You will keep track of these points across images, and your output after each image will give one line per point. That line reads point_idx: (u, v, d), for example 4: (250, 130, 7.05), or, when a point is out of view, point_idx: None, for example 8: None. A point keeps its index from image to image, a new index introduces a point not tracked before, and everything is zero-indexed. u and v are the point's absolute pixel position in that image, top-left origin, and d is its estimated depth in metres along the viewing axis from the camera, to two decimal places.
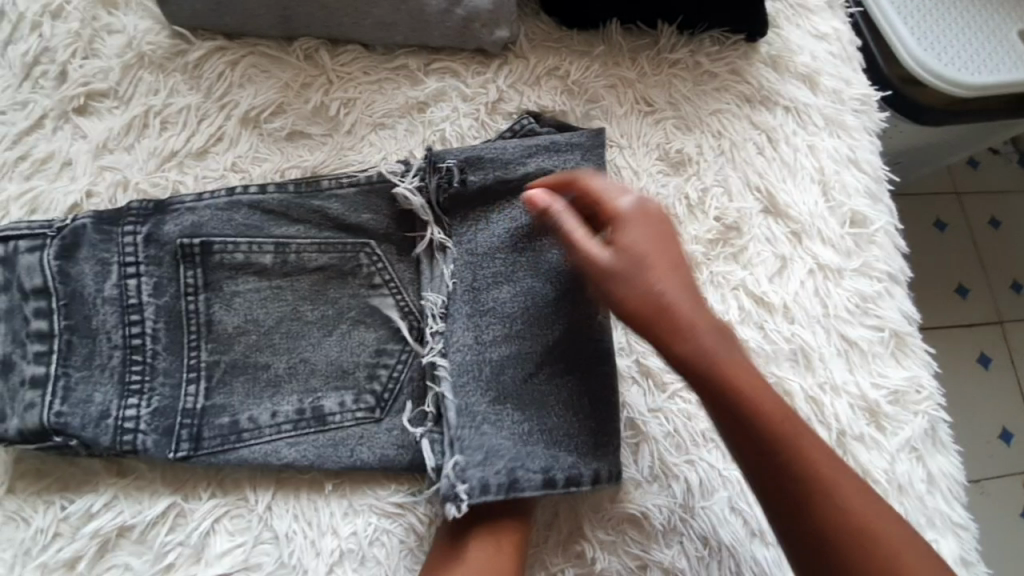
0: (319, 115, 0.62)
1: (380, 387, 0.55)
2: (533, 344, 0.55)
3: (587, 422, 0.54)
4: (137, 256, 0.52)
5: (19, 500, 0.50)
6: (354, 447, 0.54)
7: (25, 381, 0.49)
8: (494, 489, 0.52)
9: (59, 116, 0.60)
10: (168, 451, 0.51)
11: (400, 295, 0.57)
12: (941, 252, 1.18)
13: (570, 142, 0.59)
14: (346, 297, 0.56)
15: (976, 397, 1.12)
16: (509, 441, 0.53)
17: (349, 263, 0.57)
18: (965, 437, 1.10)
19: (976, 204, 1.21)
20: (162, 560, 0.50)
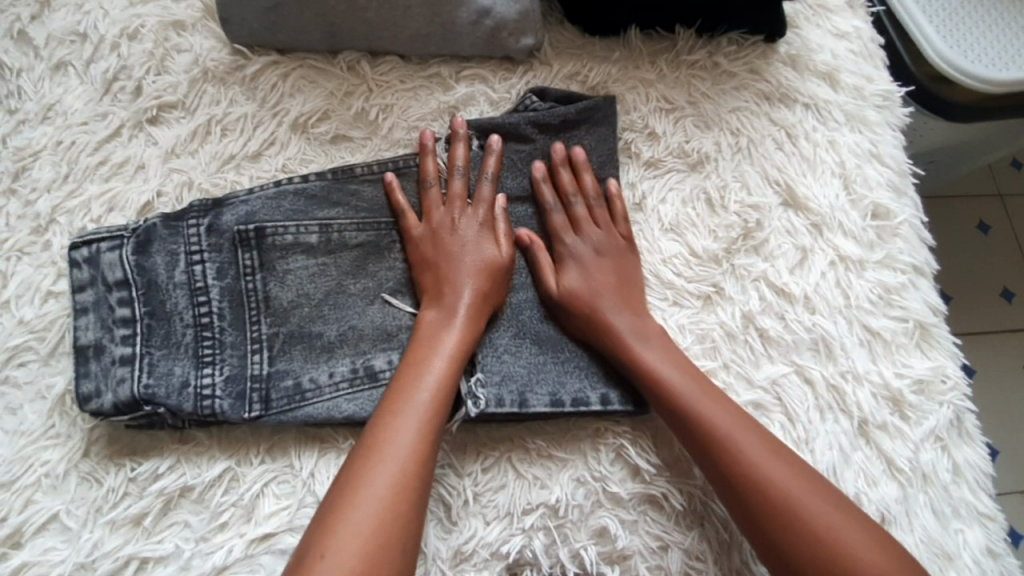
0: (360, 120, 0.68)
1: None
2: (546, 289, 0.65)
3: (596, 355, 0.63)
4: (201, 245, 0.58)
5: (93, 462, 0.57)
6: None
7: (115, 360, 0.56)
8: (508, 404, 0.59)
9: (135, 125, 0.68)
10: (243, 412, 0.56)
11: None
12: (982, 253, 1.15)
13: (580, 114, 0.67)
14: (384, 269, 0.62)
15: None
16: (526, 367, 0.61)
17: (384, 239, 0.62)
18: (1011, 445, 1.07)
19: (1018, 204, 1.18)
20: (217, 518, 0.55)
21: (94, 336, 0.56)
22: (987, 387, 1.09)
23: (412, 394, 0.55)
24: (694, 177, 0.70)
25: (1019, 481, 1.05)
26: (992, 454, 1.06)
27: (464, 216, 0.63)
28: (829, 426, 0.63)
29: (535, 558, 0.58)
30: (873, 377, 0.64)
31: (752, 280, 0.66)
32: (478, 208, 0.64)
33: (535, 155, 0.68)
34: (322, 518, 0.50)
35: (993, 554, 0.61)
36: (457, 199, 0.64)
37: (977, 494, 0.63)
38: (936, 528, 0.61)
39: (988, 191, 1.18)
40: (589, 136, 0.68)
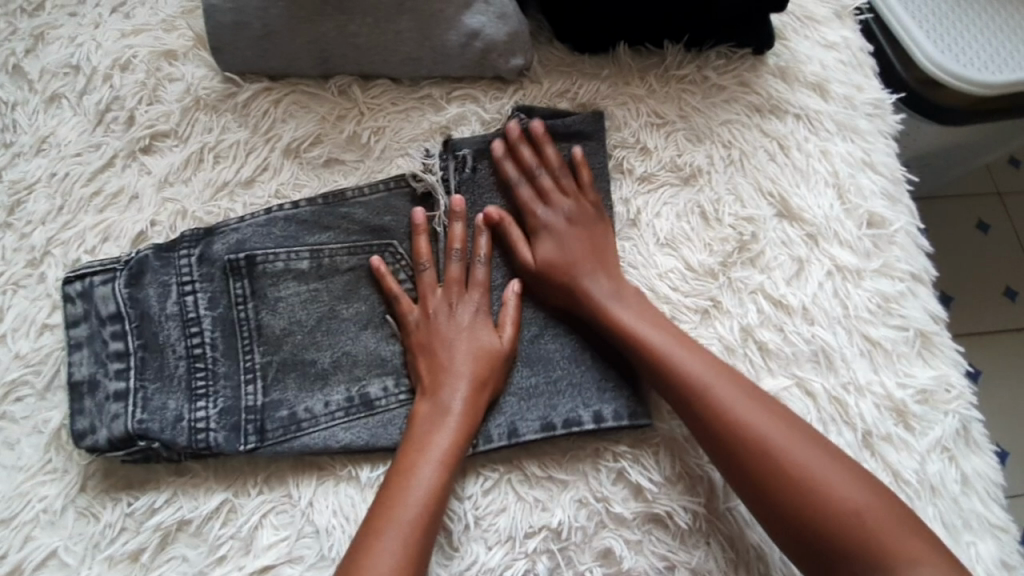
0: (353, 143, 0.68)
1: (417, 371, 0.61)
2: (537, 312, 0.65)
3: (588, 371, 0.63)
4: (193, 275, 0.58)
5: (90, 497, 0.56)
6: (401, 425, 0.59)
7: (109, 396, 0.55)
8: (498, 438, 0.60)
9: (128, 155, 0.68)
10: (239, 444, 0.55)
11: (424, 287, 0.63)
12: (984, 255, 1.14)
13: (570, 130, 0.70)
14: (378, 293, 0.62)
15: None
16: (515, 396, 0.62)
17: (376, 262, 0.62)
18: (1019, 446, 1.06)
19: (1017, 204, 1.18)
20: (216, 552, 0.54)
21: (88, 371, 0.56)
22: (995, 389, 1.08)
23: (418, 470, 0.54)
24: (688, 191, 0.69)
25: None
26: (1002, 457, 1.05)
27: (461, 300, 0.62)
28: (834, 438, 0.62)
29: None
30: (876, 388, 0.63)
31: (750, 293, 0.66)
32: (566, 186, 0.68)
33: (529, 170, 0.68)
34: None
35: (1007, 566, 0.60)
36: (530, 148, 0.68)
37: (986, 503, 0.62)
38: (946, 541, 0.60)
39: (985, 191, 1.18)
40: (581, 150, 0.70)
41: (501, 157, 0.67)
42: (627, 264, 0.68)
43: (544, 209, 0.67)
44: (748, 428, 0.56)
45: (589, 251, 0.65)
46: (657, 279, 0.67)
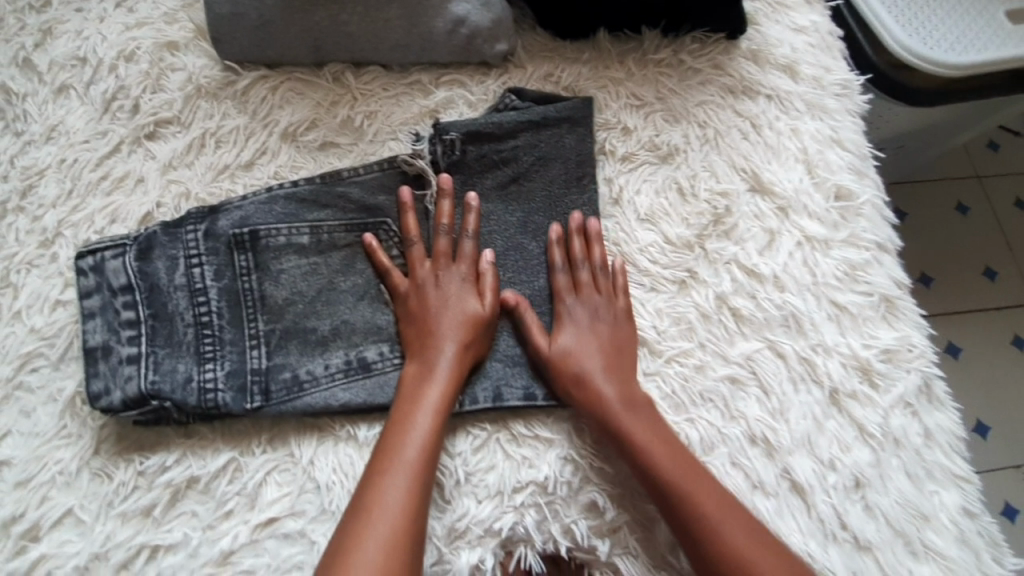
0: (346, 127, 0.71)
1: None
2: (524, 288, 0.69)
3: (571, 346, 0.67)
4: (199, 250, 0.62)
5: (104, 459, 0.60)
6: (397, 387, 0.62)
7: (124, 359, 0.58)
8: (484, 400, 0.64)
9: (134, 141, 0.72)
10: (245, 403, 0.59)
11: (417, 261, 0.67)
12: (964, 236, 1.18)
13: (559, 114, 0.71)
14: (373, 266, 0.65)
15: (1009, 379, 1.11)
16: (502, 364, 0.66)
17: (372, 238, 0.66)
18: (997, 418, 1.10)
19: (999, 186, 1.21)
20: (223, 507, 0.58)
21: (102, 338, 0.59)
22: (975, 363, 1.12)
23: (412, 421, 0.58)
24: (665, 169, 0.73)
25: (1005, 452, 1.08)
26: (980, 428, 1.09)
27: (448, 270, 0.65)
28: (803, 396, 0.66)
29: (527, 534, 0.62)
30: (842, 349, 0.67)
31: (724, 263, 0.70)
32: (602, 285, 0.68)
33: (518, 153, 0.70)
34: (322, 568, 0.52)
35: (967, 513, 0.65)
36: (581, 245, 0.69)
37: (949, 456, 0.66)
38: (911, 491, 0.64)
39: (965, 174, 1.22)
40: (569, 133, 0.71)
41: (554, 242, 0.69)
42: (611, 241, 0.71)
43: (573, 298, 0.68)
44: (677, 489, 0.59)
45: (605, 348, 0.65)
46: (637, 253, 0.71)
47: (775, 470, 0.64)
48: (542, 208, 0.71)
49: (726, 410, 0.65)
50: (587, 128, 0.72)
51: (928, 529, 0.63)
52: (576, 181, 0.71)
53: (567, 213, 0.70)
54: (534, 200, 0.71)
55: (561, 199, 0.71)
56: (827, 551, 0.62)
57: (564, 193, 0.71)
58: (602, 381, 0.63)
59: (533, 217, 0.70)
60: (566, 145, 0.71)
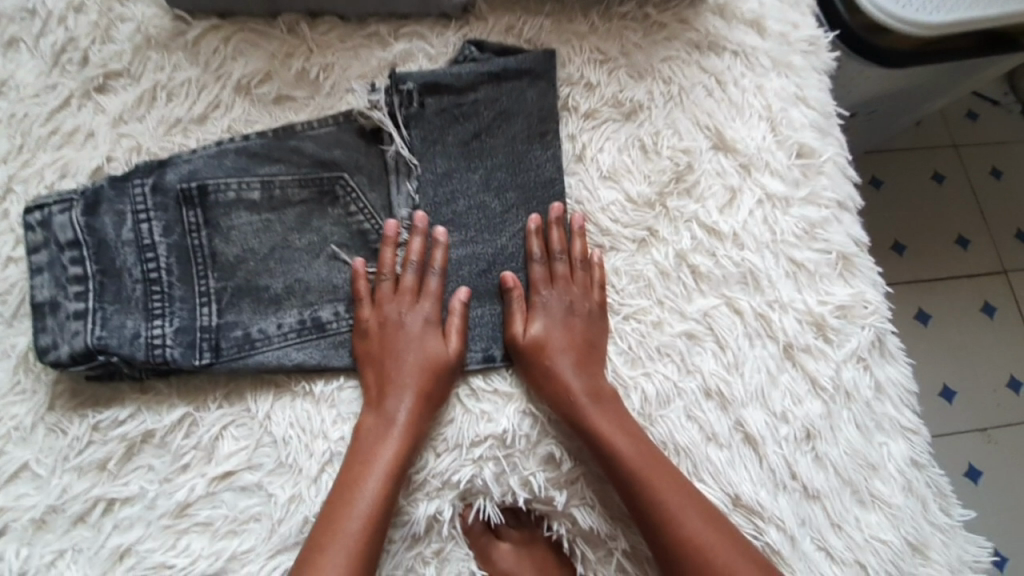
0: (302, 80, 0.70)
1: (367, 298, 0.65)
2: (486, 247, 0.67)
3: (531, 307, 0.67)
4: (147, 204, 0.61)
5: (58, 414, 0.59)
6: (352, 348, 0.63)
7: (70, 315, 0.58)
8: None
9: (83, 95, 0.69)
10: (194, 359, 0.59)
11: (374, 219, 0.66)
12: (937, 204, 1.13)
13: (520, 67, 0.70)
14: (329, 224, 0.65)
15: (980, 347, 1.08)
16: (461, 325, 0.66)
17: (327, 195, 0.65)
18: (967, 385, 1.06)
19: (975, 154, 1.16)
20: (180, 460, 0.59)
21: (49, 294, 0.58)
22: (949, 331, 1.08)
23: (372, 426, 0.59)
24: (629, 126, 0.72)
25: (975, 419, 1.05)
26: (948, 395, 1.05)
27: (414, 310, 0.64)
28: (758, 351, 0.67)
29: (486, 487, 0.63)
30: (798, 305, 0.68)
31: (685, 221, 0.70)
32: (579, 278, 0.67)
33: (478, 107, 0.69)
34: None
35: (915, 463, 0.67)
36: (560, 235, 0.68)
37: (898, 408, 0.68)
38: (860, 442, 0.66)
39: (942, 141, 1.17)
40: (531, 87, 0.70)
41: (533, 232, 0.68)
42: (574, 198, 0.71)
43: (548, 290, 0.67)
44: (655, 486, 0.60)
45: (577, 341, 0.65)
46: (599, 211, 0.70)
47: (729, 423, 0.66)
48: (503, 163, 0.69)
49: (683, 365, 0.66)
50: (549, 81, 0.71)
51: (874, 479, 0.66)
52: (539, 137, 0.70)
53: (529, 169, 0.69)
54: (496, 155, 0.69)
55: (525, 154, 0.69)
56: (776, 499, 0.64)
57: (527, 149, 0.69)
58: (571, 373, 0.63)
59: (496, 173, 0.69)
60: (527, 99, 0.70)
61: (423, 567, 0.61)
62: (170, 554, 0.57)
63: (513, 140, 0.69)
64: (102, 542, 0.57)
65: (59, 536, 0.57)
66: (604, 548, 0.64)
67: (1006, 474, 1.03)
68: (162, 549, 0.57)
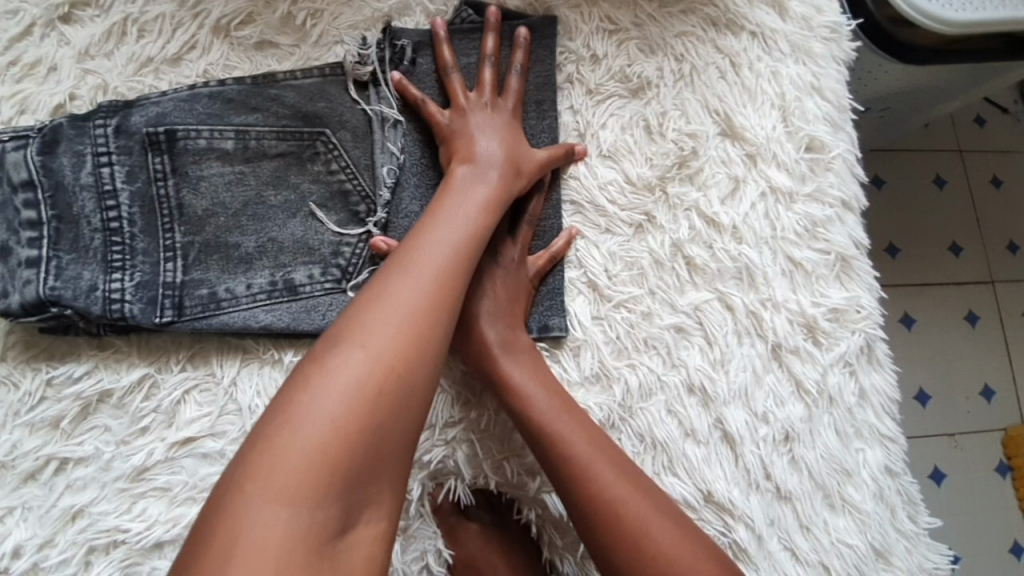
0: (287, 25, 0.64)
1: (345, 262, 0.60)
2: None
3: None
4: (109, 147, 0.56)
5: (10, 366, 0.56)
6: (325, 313, 0.59)
7: (21, 262, 0.54)
8: None
9: (46, 24, 0.63)
10: (154, 317, 0.55)
11: (356, 179, 0.62)
12: (935, 209, 1.11)
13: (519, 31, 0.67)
14: (307, 182, 0.61)
15: (958, 354, 1.07)
16: None
17: (307, 151, 0.61)
18: (942, 391, 1.06)
19: (978, 160, 1.14)
20: (138, 423, 0.56)
21: (0, 238, 0.54)
22: (926, 338, 1.07)
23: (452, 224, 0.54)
24: (634, 103, 0.68)
25: (946, 424, 1.05)
26: (922, 401, 1.05)
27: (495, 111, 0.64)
28: (746, 350, 0.65)
29: (457, 468, 0.62)
30: (791, 305, 0.66)
31: (684, 210, 0.67)
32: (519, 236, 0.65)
33: (472, 70, 0.67)
34: (190, 549, 0.38)
35: (889, 471, 0.66)
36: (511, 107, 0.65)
37: (880, 416, 0.67)
38: (837, 447, 0.65)
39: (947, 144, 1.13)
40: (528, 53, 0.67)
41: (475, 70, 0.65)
42: (569, 176, 0.67)
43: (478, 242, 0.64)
44: (608, 498, 0.54)
45: (499, 288, 0.63)
46: (596, 190, 0.67)
47: (709, 420, 0.64)
48: None
49: (668, 359, 0.65)
50: (548, 47, 0.68)
51: (848, 484, 0.65)
52: (535, 107, 0.68)
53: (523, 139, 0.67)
54: None
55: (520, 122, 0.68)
56: (748, 499, 0.64)
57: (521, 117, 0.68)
58: (488, 322, 0.61)
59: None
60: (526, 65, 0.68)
61: None
62: (125, 517, 0.55)
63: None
64: (52, 502, 0.55)
65: (7, 494, 0.54)
66: (572, 536, 0.63)
67: (970, 480, 1.04)
68: (116, 513, 0.55)
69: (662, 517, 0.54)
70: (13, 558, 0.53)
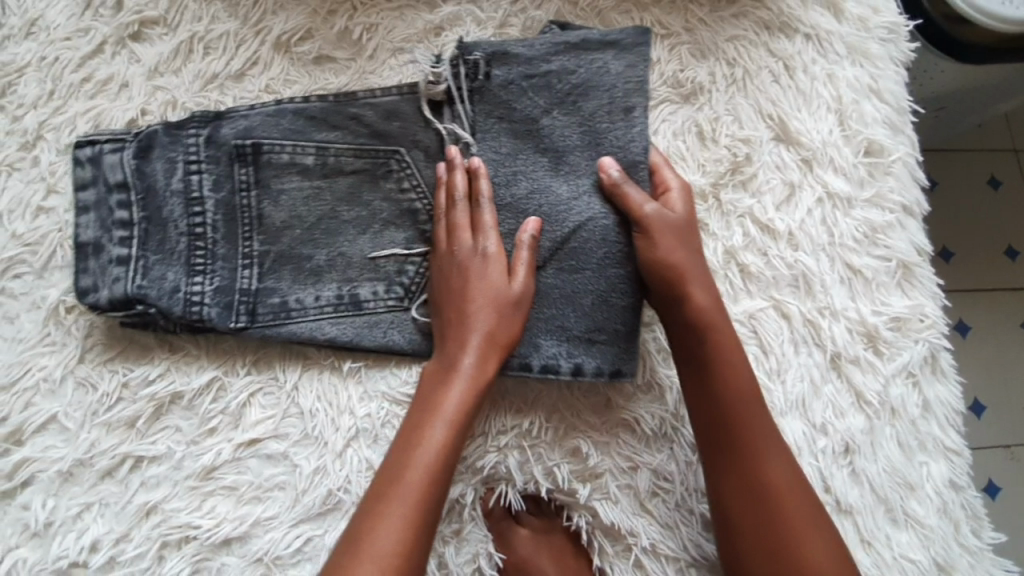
0: (344, 39, 0.66)
1: (409, 281, 0.60)
2: (546, 240, 0.60)
3: (582, 318, 0.60)
4: (199, 155, 0.59)
5: (88, 369, 0.59)
6: (387, 329, 0.60)
7: (112, 260, 0.57)
8: None
9: (117, 42, 0.66)
10: (230, 322, 0.58)
11: (424, 198, 0.61)
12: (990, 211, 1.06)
13: (602, 39, 0.62)
14: (378, 199, 0.61)
15: (1017, 361, 1.03)
16: None
17: (381, 169, 0.61)
18: (999, 400, 1.02)
19: None
20: (207, 424, 0.58)
21: (94, 235, 0.58)
22: (982, 347, 1.03)
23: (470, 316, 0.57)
24: (686, 109, 0.68)
25: (1003, 435, 1.01)
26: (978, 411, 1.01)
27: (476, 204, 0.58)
28: (802, 359, 0.64)
29: (509, 474, 0.62)
30: (850, 313, 0.65)
31: (737, 217, 0.66)
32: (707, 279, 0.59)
33: (550, 80, 0.61)
34: None
35: (954, 485, 0.64)
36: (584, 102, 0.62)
37: (945, 429, 0.64)
38: (900, 460, 0.63)
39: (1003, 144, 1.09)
40: (614, 60, 0.61)
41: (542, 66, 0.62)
42: None
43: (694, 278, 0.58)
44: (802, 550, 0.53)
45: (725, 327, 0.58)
46: None
47: None
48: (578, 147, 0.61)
49: None
50: (639, 54, 0.62)
51: (911, 499, 0.63)
52: (622, 113, 0.61)
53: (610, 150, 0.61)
54: (571, 135, 0.61)
55: (606, 133, 0.61)
56: None
57: (607, 128, 0.61)
58: (730, 356, 0.58)
59: (566, 156, 0.61)
60: (611, 72, 0.61)
61: (442, 547, 0.61)
62: (195, 515, 0.57)
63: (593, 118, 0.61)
64: (128, 499, 0.57)
65: (86, 490, 0.57)
66: (623, 543, 0.63)
67: None
68: (187, 510, 0.57)
69: (793, 481, 0.56)
70: (92, 551, 0.56)
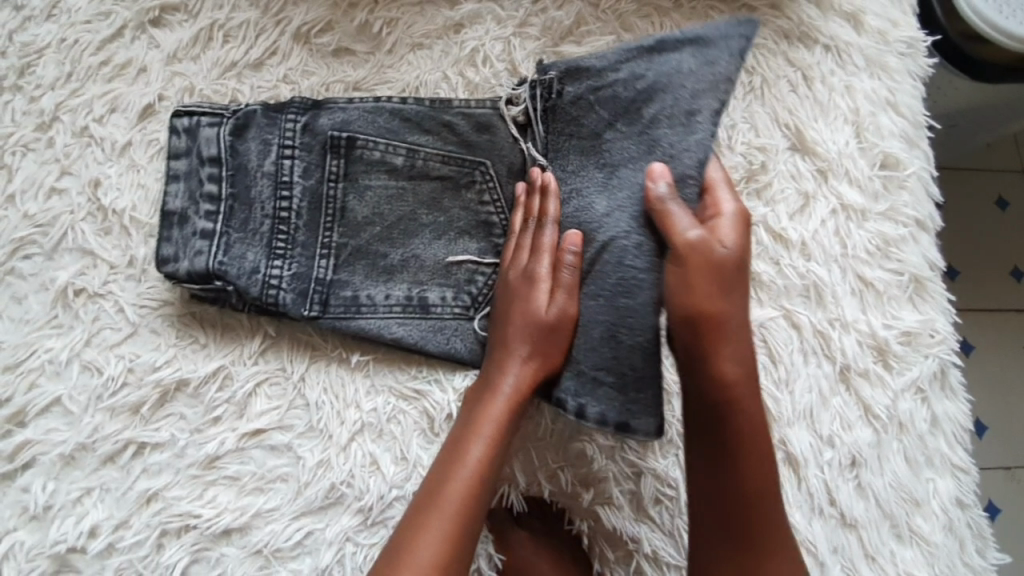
0: (364, 33, 0.66)
1: (476, 293, 0.60)
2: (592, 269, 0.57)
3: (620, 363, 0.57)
4: (295, 141, 0.59)
5: (95, 352, 0.59)
6: (450, 335, 0.60)
7: (197, 232, 0.57)
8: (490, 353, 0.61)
9: (137, 26, 0.66)
10: (303, 310, 0.58)
11: (503, 212, 0.61)
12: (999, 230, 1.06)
13: (680, 40, 0.59)
14: (457, 207, 0.61)
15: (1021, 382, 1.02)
16: None
17: (464, 178, 0.61)
18: (1001, 419, 1.01)
19: None
20: (211, 413, 0.58)
21: (181, 205, 0.58)
22: (986, 365, 1.02)
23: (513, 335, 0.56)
24: None
25: (1005, 455, 1.00)
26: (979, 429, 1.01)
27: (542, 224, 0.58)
28: (812, 370, 0.64)
29: (513, 475, 0.62)
30: (861, 326, 0.64)
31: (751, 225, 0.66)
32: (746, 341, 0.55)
33: (617, 89, 0.59)
34: None
35: (960, 503, 0.63)
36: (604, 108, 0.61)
37: (953, 446, 0.64)
38: (907, 475, 0.63)
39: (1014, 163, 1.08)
40: (686, 57, 0.58)
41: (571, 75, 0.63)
42: None
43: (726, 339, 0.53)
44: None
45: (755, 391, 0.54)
46: None
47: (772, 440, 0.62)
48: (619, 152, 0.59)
49: None
50: (719, 49, 0.58)
51: (916, 515, 0.63)
52: (685, 117, 0.57)
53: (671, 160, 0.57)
54: (633, 142, 0.58)
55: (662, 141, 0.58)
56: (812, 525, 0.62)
57: (668, 133, 0.58)
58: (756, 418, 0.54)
59: (621, 168, 0.58)
60: (683, 71, 0.58)
61: None
62: (196, 503, 0.57)
63: (652, 121, 0.58)
64: (129, 485, 0.57)
65: (87, 474, 0.57)
66: (624, 549, 0.62)
67: None
68: (188, 498, 0.57)
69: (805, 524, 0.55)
70: (90, 537, 0.56)
